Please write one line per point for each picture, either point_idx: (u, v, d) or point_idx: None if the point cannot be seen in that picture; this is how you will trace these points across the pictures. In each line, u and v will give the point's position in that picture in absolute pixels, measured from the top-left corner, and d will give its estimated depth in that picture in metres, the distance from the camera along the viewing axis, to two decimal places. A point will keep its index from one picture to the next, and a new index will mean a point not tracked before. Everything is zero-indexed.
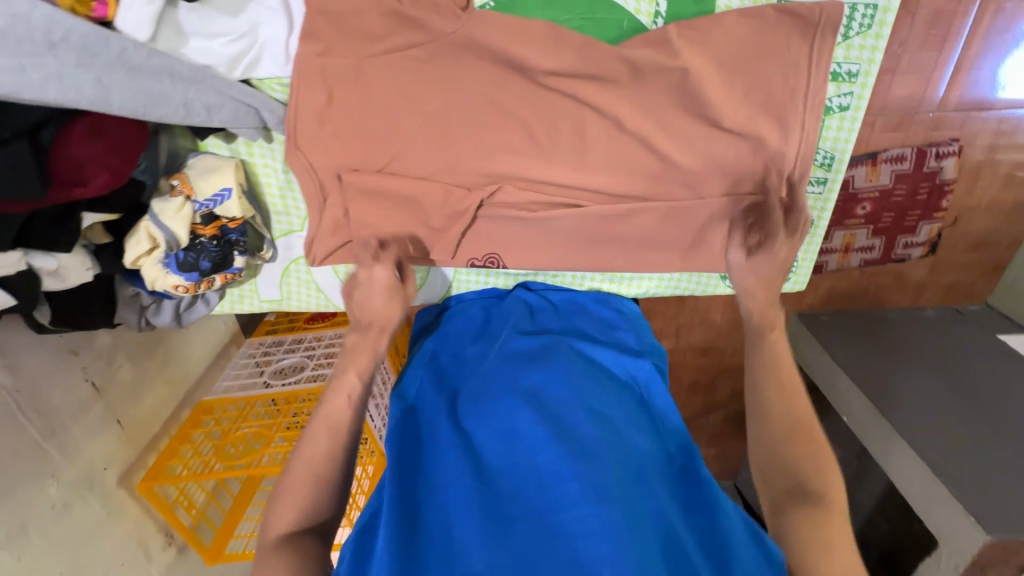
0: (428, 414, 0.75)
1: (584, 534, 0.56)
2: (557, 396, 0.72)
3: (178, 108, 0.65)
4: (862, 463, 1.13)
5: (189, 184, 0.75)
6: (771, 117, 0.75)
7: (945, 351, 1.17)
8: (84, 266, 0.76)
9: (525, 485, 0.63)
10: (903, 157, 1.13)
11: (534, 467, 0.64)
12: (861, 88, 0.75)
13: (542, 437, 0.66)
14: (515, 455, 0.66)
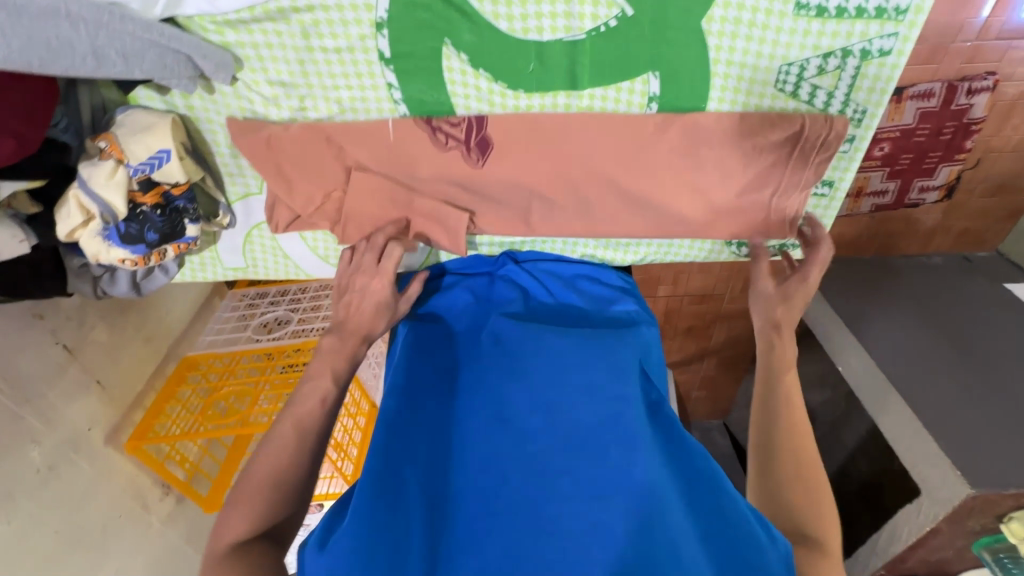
0: (415, 388, 0.70)
1: (578, 529, 0.53)
2: (547, 375, 0.67)
3: (86, 58, 0.54)
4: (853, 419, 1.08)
5: (116, 146, 0.65)
6: (797, 57, 0.63)
7: (955, 301, 1.09)
8: (15, 238, 0.66)
9: (514, 466, 0.59)
10: (930, 93, 0.92)
11: (524, 454, 0.60)
12: (908, 28, 0.60)
13: (534, 424, 0.63)
14: (505, 437, 0.62)
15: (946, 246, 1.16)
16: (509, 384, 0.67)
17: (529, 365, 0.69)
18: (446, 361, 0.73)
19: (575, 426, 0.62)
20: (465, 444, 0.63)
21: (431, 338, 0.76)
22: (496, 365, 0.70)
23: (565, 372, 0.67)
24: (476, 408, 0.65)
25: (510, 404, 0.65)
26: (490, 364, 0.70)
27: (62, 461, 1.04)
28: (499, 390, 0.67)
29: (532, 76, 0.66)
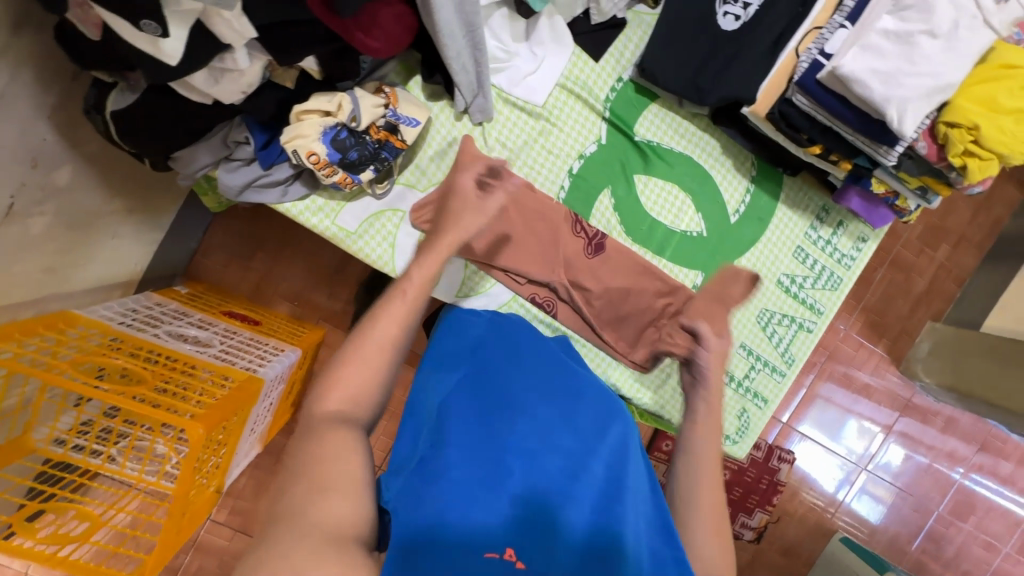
0: (501, 374, 0.75)
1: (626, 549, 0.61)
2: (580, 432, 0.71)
3: (454, 49, 0.83)
4: None
5: (395, 98, 0.87)
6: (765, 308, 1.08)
7: None
8: (245, 87, 0.78)
9: (581, 477, 0.65)
10: (759, 447, 1.73)
11: (589, 468, 0.67)
12: (821, 324, 1.10)
13: (596, 448, 0.70)
14: (574, 447, 0.68)
15: None
16: (542, 424, 0.69)
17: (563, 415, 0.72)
18: (508, 374, 0.76)
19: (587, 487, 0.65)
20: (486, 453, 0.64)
21: (510, 342, 0.83)
22: (533, 399, 0.72)
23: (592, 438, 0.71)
24: (503, 429, 0.67)
25: (580, 423, 0.72)
26: (565, 384, 0.77)
27: None
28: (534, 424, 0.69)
29: (641, 235, 1.03)
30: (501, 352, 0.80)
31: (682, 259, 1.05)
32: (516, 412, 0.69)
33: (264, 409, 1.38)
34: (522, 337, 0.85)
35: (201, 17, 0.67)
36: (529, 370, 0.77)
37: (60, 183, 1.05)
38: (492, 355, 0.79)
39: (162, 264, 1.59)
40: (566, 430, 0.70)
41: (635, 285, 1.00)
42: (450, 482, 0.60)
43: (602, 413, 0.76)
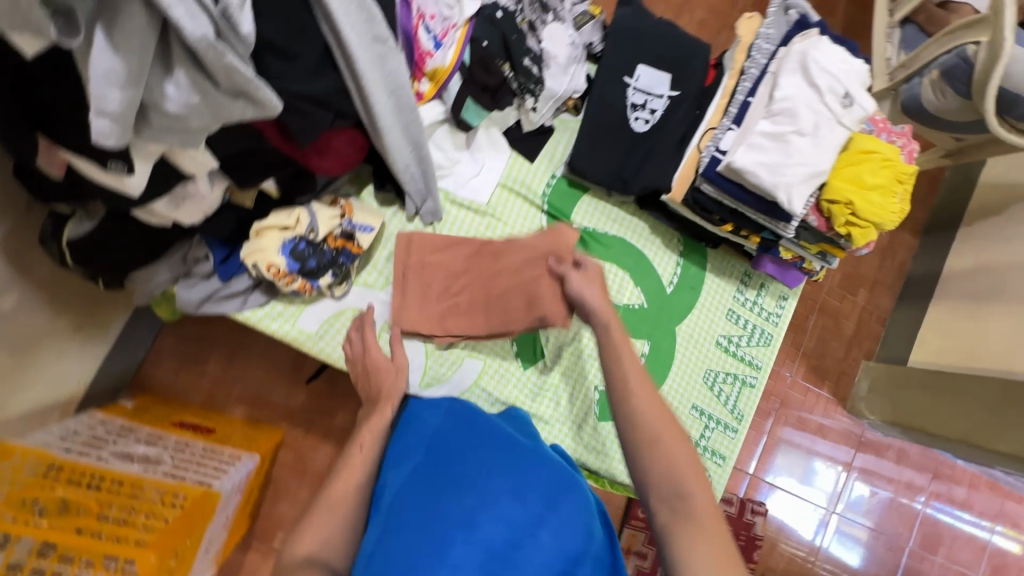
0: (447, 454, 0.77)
1: None
2: (532, 501, 0.68)
3: (404, 164, 0.92)
4: None
5: (350, 208, 0.94)
6: (707, 368, 1.17)
7: None
8: (204, 209, 0.83)
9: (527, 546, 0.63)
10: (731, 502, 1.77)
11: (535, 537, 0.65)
12: (762, 378, 1.19)
13: (544, 513, 0.68)
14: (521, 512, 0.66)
15: None
16: (490, 497, 0.67)
17: (513, 485, 0.70)
18: (457, 453, 0.76)
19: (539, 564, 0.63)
20: (427, 539, 0.63)
21: (460, 423, 0.84)
22: (483, 474, 0.71)
23: (546, 509, 0.68)
24: (448, 505, 0.67)
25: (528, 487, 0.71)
26: (510, 453, 0.77)
27: None
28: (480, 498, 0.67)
29: (590, 312, 1.11)
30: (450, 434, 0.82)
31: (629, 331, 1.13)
32: (459, 488, 0.69)
33: (220, 525, 1.30)
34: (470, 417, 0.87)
35: (166, 155, 0.71)
36: (475, 443, 0.79)
37: (3, 310, 1.03)
38: (442, 438, 0.81)
39: (107, 377, 1.52)
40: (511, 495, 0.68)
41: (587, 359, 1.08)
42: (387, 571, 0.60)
43: (550, 477, 0.75)
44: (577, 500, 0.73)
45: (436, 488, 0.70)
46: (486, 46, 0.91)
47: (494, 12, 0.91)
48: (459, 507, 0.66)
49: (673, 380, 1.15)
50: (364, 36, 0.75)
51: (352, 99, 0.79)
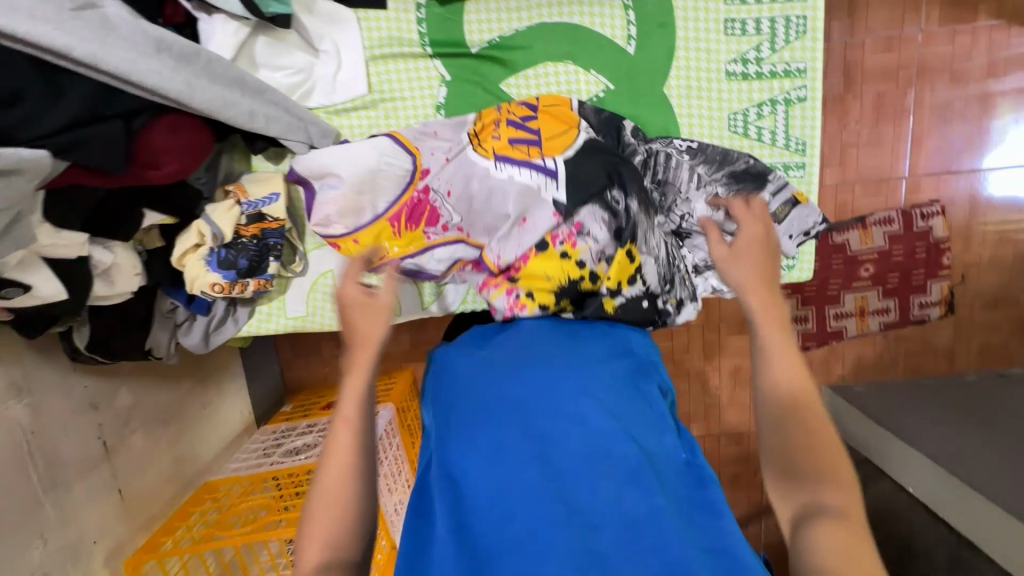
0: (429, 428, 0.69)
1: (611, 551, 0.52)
2: (597, 458, 0.58)
3: (244, 112, 0.78)
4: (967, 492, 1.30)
5: (241, 189, 0.88)
6: (728, 114, 0.89)
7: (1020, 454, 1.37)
8: (134, 270, 0.86)
9: (521, 510, 0.55)
10: (891, 219, 1.77)
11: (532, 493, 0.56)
12: (812, 81, 0.87)
13: (528, 465, 0.58)
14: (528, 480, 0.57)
15: (973, 357, 1.89)
16: (534, 455, 0.59)
17: (559, 411, 0.62)
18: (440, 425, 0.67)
19: (594, 545, 0.52)
20: (468, 549, 0.55)
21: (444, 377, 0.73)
22: (515, 448, 0.59)
23: (619, 466, 0.57)
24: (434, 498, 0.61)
25: (505, 445, 0.60)
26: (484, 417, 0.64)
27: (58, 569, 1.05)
28: (514, 468, 0.58)
29: None
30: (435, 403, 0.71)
31: (610, 132, 0.88)
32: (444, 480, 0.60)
33: (389, 462, 1.56)
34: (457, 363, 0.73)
35: (39, 253, 0.72)
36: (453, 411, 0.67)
37: (128, 405, 1.27)
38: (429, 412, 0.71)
39: (264, 395, 1.83)
40: (491, 465, 0.59)
41: None
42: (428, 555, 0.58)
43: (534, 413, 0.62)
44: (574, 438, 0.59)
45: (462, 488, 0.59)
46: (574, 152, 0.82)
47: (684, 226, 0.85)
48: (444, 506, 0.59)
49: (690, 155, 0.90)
50: (59, 15, 0.60)
51: (124, 87, 0.67)
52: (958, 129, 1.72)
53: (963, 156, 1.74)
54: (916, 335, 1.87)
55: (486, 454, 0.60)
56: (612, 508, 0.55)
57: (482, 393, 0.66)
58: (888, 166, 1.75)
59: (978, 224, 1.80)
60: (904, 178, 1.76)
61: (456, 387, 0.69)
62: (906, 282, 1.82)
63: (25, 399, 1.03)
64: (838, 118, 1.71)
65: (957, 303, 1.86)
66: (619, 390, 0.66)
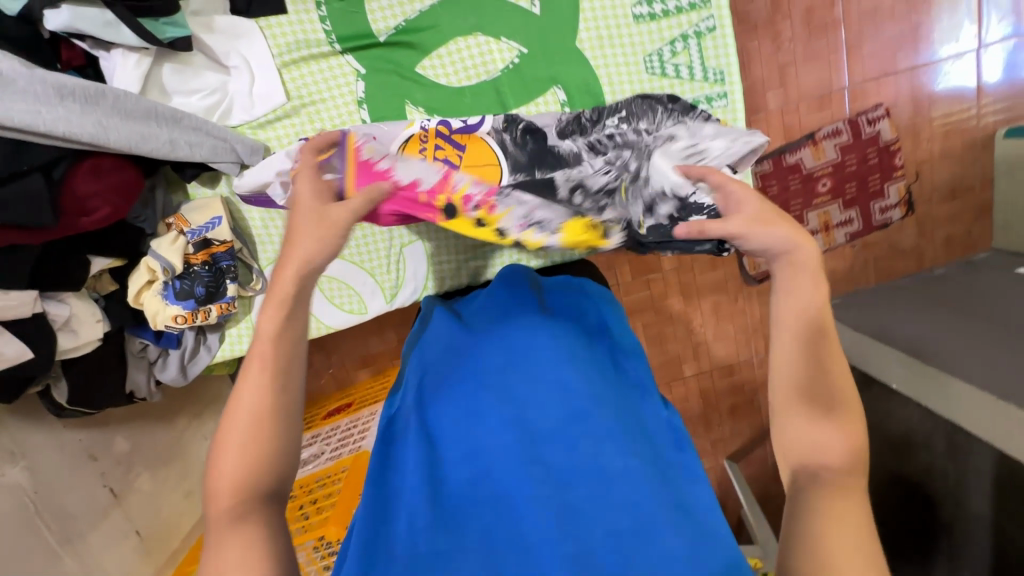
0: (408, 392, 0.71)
1: (581, 504, 0.53)
2: (578, 419, 0.60)
3: (164, 143, 0.79)
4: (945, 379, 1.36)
5: (183, 220, 0.89)
6: (644, 56, 0.90)
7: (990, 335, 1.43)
8: (94, 317, 0.87)
9: (495, 466, 0.56)
10: (839, 131, 1.79)
11: (507, 449, 0.57)
12: (718, 10, 0.88)
13: (508, 423, 0.60)
14: (507, 436, 0.58)
15: (939, 251, 1.95)
16: (511, 416, 0.60)
17: (538, 376, 0.65)
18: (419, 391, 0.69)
19: (569, 498, 0.53)
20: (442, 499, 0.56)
21: (428, 351, 0.75)
22: (497, 410, 0.61)
23: (599, 427, 0.59)
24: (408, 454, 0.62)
25: (485, 407, 0.62)
26: (465, 386, 0.66)
27: None
28: (496, 428, 0.60)
29: (473, 108, 0.91)
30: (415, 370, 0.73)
31: (532, 110, 0.91)
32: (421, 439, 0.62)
33: None
34: (441, 339, 0.76)
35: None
36: (435, 379, 0.70)
37: (127, 449, 1.30)
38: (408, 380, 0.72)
39: None
40: (471, 426, 0.61)
41: None
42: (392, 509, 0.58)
43: (515, 380, 0.65)
44: (554, 402, 0.62)
45: (443, 449, 0.61)
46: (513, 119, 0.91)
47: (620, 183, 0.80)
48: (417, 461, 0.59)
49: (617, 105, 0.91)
50: None
51: (35, 138, 0.68)
52: (889, 30, 1.73)
53: (899, 57, 1.76)
54: (882, 239, 1.92)
55: (467, 420, 0.62)
56: (589, 466, 0.55)
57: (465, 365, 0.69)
58: (828, 79, 1.77)
59: (925, 120, 1.83)
60: (846, 88, 1.78)
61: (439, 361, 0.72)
62: (863, 190, 1.85)
63: (20, 462, 1.04)
64: (772, 40, 1.72)
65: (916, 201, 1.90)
66: (598, 364, 0.70)
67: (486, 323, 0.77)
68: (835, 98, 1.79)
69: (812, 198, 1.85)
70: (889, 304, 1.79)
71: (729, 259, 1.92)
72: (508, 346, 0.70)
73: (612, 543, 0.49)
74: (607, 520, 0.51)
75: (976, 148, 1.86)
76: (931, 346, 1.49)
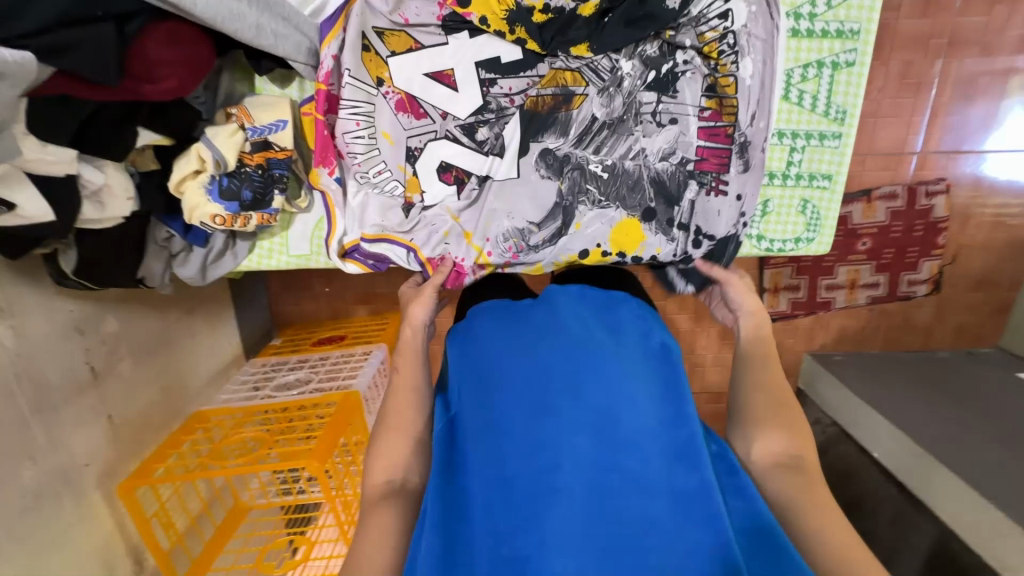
0: (471, 390, 0.74)
1: (648, 523, 0.63)
2: (644, 438, 0.68)
3: (251, 27, 0.71)
4: (930, 465, 1.39)
5: (246, 113, 0.82)
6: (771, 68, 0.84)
7: (982, 433, 1.46)
8: (127, 193, 0.79)
9: (569, 476, 0.65)
10: (894, 195, 1.77)
11: (581, 461, 0.66)
12: (864, 45, 0.83)
13: (582, 431, 0.68)
14: (583, 449, 0.66)
15: (951, 336, 1.96)
16: (585, 426, 0.68)
17: (605, 386, 0.71)
18: (489, 387, 0.73)
19: (645, 507, 0.63)
20: (514, 500, 0.65)
21: (489, 345, 0.77)
22: (566, 412, 0.69)
23: (664, 447, 0.67)
24: (484, 458, 0.68)
25: (558, 408, 0.69)
26: (537, 386, 0.71)
27: (49, 491, 1.04)
28: (564, 429, 0.68)
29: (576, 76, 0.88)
30: (473, 367, 0.76)
31: (631, 115, 0.89)
32: (498, 446, 0.68)
33: (378, 401, 1.59)
34: (503, 332, 0.79)
35: (25, 166, 0.65)
36: (498, 368, 0.74)
37: (114, 330, 1.23)
38: (465, 379, 0.75)
39: (253, 328, 1.79)
40: (545, 428, 0.68)
41: (592, 135, 0.90)
42: (473, 518, 0.66)
43: (588, 386, 0.71)
44: (623, 416, 0.68)
45: (514, 449, 0.67)
46: (616, 115, 0.89)
47: (673, 32, 0.85)
48: (495, 468, 0.67)
49: (726, 122, 0.87)
50: None
51: None
52: (977, 107, 1.69)
53: (976, 136, 1.72)
54: (900, 310, 1.92)
55: (540, 426, 0.68)
56: (658, 484, 0.65)
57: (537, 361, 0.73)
58: (901, 140, 1.72)
59: (979, 207, 1.81)
60: (915, 154, 1.74)
61: (502, 350, 0.76)
62: (898, 259, 1.84)
63: (7, 320, 0.98)
64: None
65: (945, 284, 1.90)
66: (657, 366, 0.74)
67: (549, 316, 0.80)
68: (901, 162, 1.75)
69: (848, 252, 1.84)
70: (889, 373, 1.82)
71: (751, 291, 1.91)
72: (579, 347, 0.74)
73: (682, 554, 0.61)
74: (673, 537, 0.62)
75: (1016, 246, 1.85)
76: (924, 427, 1.52)
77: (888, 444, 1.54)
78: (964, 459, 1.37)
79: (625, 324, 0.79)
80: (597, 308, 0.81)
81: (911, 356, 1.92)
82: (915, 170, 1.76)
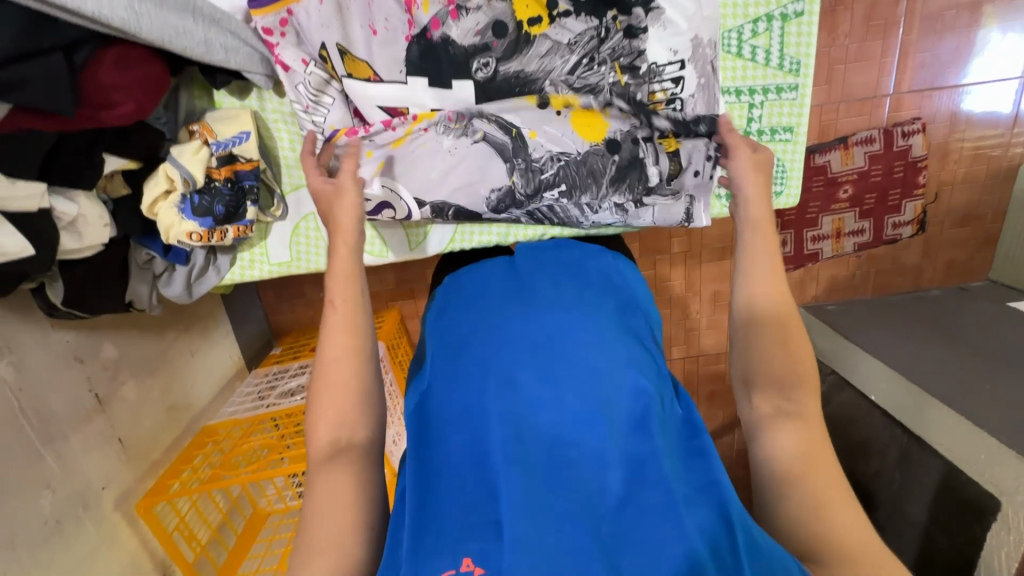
0: (440, 367, 0.72)
1: (612, 494, 0.58)
2: (607, 403, 0.64)
3: (199, 43, 0.73)
4: (925, 403, 1.42)
5: (208, 128, 0.83)
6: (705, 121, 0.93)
7: (974, 366, 1.48)
8: (102, 220, 0.80)
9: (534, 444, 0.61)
10: (872, 139, 1.77)
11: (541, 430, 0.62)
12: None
13: (542, 399, 0.65)
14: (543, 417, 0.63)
15: (941, 273, 1.98)
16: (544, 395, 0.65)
17: (567, 354, 0.68)
18: (456, 363, 0.71)
19: (605, 482, 0.59)
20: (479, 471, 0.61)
21: (456, 322, 0.77)
22: (529, 385, 0.66)
23: (626, 411, 0.64)
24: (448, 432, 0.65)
25: (520, 379, 0.66)
26: (500, 357, 0.69)
27: (69, 517, 1.08)
28: (529, 403, 0.65)
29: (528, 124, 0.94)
30: (442, 343, 0.75)
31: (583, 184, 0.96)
32: (461, 421, 0.65)
33: None
34: (471, 308, 0.78)
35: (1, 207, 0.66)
36: (463, 343, 0.73)
37: (113, 357, 1.26)
38: (435, 354, 0.74)
39: (251, 339, 1.81)
40: (506, 398, 0.65)
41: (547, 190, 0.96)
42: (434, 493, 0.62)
43: (550, 355, 0.68)
44: (584, 382, 0.65)
45: (483, 424, 0.64)
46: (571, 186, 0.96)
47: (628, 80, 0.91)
48: (459, 442, 0.64)
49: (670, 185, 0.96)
50: None
51: (63, 15, 0.60)
52: (947, 42, 1.67)
53: (948, 71, 1.71)
54: (888, 253, 1.94)
55: (501, 398, 0.65)
56: (620, 451, 0.60)
57: (508, 334, 0.72)
58: (873, 83, 1.72)
59: (957, 142, 1.81)
60: (888, 96, 1.74)
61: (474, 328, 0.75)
62: (881, 203, 1.85)
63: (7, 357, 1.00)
64: (827, 32, 1.65)
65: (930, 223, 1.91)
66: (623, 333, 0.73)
67: (514, 289, 0.79)
68: (875, 106, 1.75)
69: (830, 202, 1.85)
70: (881, 316, 1.84)
71: None
72: (541, 318, 0.73)
73: (645, 522, 0.56)
74: (637, 505, 0.57)
75: (998, 177, 1.85)
76: (918, 366, 1.54)
77: (883, 387, 1.57)
78: (959, 393, 1.39)
79: (590, 294, 0.78)
80: (563, 279, 0.80)
81: (902, 297, 1.93)
82: (890, 112, 1.75)
